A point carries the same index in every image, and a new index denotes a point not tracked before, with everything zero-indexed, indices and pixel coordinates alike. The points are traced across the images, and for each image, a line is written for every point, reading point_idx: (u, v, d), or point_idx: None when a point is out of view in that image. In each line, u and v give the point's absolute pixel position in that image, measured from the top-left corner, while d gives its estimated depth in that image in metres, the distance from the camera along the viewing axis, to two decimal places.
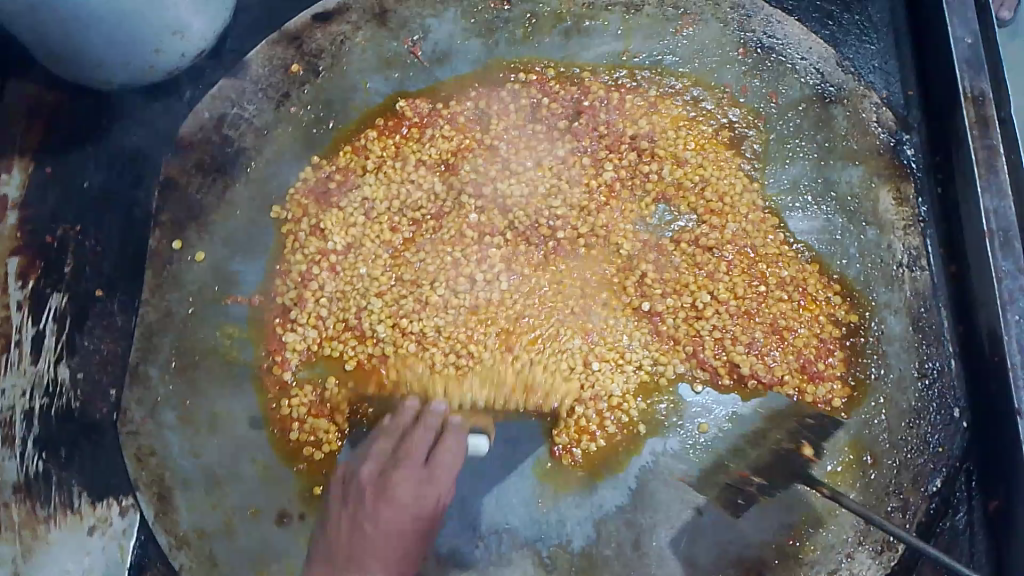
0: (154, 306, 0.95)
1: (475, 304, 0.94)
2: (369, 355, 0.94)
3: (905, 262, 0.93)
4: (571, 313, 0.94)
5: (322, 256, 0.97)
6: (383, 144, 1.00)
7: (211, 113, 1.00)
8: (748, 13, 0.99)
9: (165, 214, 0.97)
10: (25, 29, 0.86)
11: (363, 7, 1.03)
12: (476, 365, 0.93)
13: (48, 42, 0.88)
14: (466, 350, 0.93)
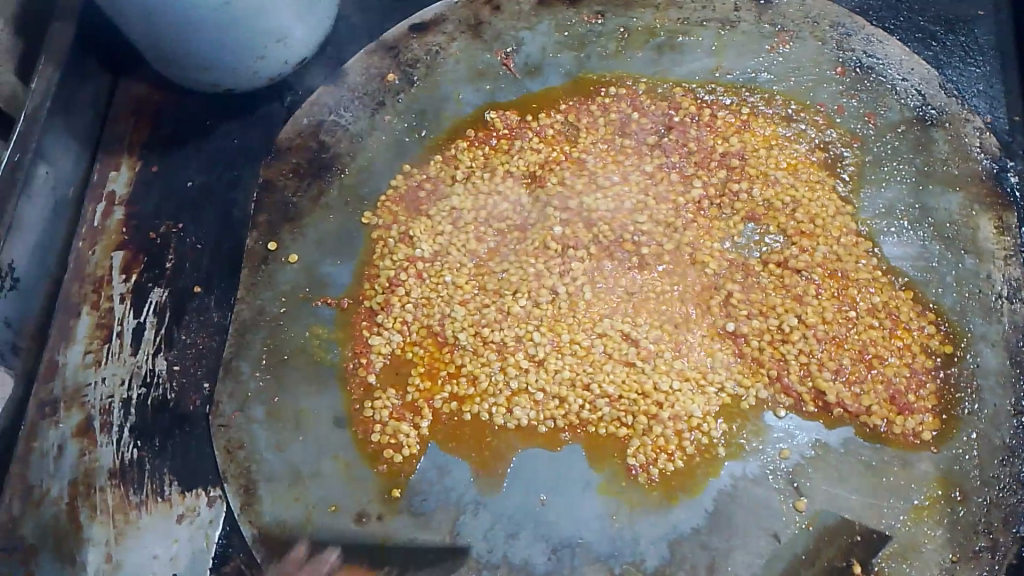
0: (248, 305, 0.96)
1: (555, 316, 0.92)
2: (444, 361, 0.92)
3: (1003, 293, 0.86)
4: (657, 330, 0.90)
5: (410, 262, 0.97)
6: (472, 154, 1.01)
7: (309, 120, 1.03)
8: (848, 32, 0.99)
9: (262, 216, 0.99)
10: (144, 34, 0.95)
11: (459, 19, 1.07)
12: (541, 374, 0.89)
13: (162, 45, 0.96)
14: (529, 356, 0.90)
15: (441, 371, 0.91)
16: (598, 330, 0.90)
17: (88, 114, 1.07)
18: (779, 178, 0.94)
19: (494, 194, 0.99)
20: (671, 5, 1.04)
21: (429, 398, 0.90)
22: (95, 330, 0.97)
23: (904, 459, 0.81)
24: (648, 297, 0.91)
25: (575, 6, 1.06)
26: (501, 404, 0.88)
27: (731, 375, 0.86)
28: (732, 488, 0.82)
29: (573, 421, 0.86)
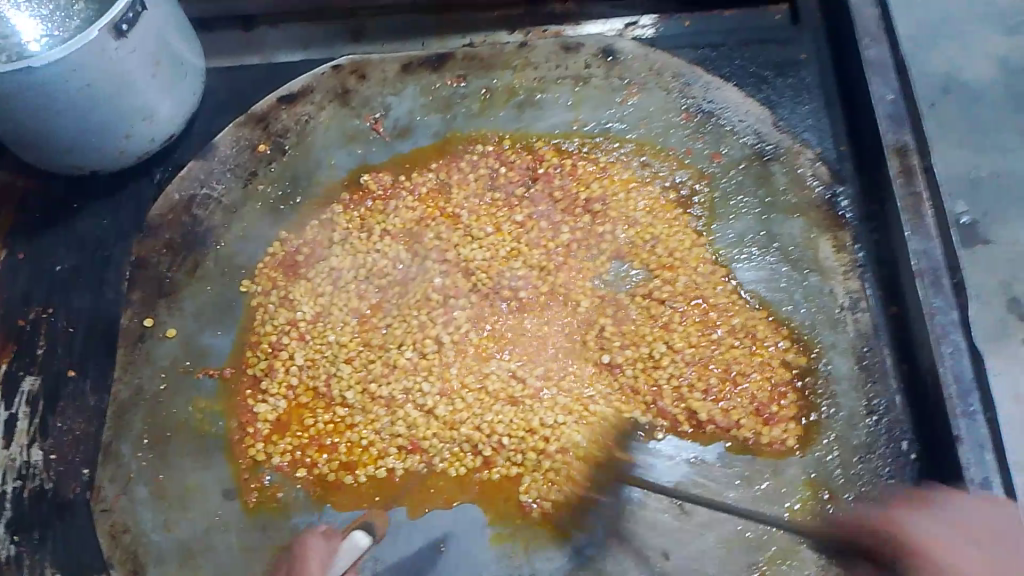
0: (126, 384, 0.94)
1: (439, 367, 0.94)
2: (334, 420, 0.93)
3: (846, 304, 0.93)
4: (539, 368, 0.93)
5: (292, 325, 0.98)
6: (349, 217, 1.04)
7: (181, 194, 1.04)
8: (688, 81, 1.06)
9: (136, 292, 0.99)
10: (8, 125, 0.95)
11: (326, 88, 1.09)
12: (433, 423, 0.91)
13: (27, 133, 0.96)
14: (420, 405, 0.92)
15: (323, 430, 0.92)
16: (483, 374, 0.93)
17: None
18: (639, 219, 1.01)
19: (372, 252, 1.01)
20: (527, 65, 1.08)
21: (320, 458, 0.91)
22: None
23: (772, 466, 0.87)
24: (528, 336, 0.95)
25: (439, 70, 1.09)
26: (390, 460, 0.90)
27: (609, 404, 0.91)
28: (618, 511, 0.86)
29: (469, 466, 0.89)
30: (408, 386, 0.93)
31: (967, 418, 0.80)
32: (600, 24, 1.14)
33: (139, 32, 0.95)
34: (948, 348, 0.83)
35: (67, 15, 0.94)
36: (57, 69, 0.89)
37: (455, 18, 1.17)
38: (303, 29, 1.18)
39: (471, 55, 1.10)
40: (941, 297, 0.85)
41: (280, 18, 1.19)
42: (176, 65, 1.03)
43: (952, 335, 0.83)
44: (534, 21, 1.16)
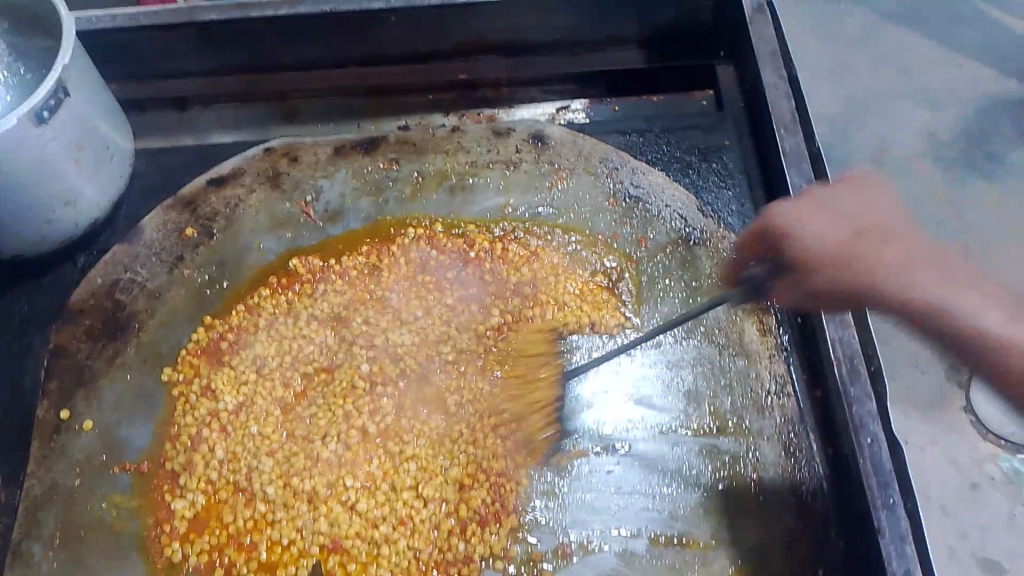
0: (39, 479, 0.91)
1: (363, 459, 0.92)
2: (254, 516, 0.90)
3: (771, 389, 0.94)
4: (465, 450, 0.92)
5: (214, 417, 0.96)
6: (275, 301, 1.03)
7: (103, 279, 1.02)
8: (615, 165, 1.09)
9: (53, 382, 0.97)
10: None
11: (257, 171, 1.10)
12: (357, 517, 0.89)
13: None
14: (341, 499, 0.90)
15: (241, 528, 0.89)
16: (403, 466, 0.91)
17: None
18: (568, 304, 1.01)
19: (298, 337, 1.00)
20: (459, 150, 1.11)
21: (239, 556, 0.88)
22: None
23: (700, 557, 0.86)
24: (455, 425, 0.93)
25: (371, 154, 1.11)
26: (311, 559, 0.87)
27: (535, 491, 0.91)
28: None
29: (394, 564, 0.87)
30: (332, 477, 0.91)
31: (888, 510, 0.78)
32: (531, 109, 1.18)
33: (63, 117, 0.94)
34: (867, 437, 0.82)
35: None
36: None
37: (389, 101, 1.19)
38: (236, 111, 1.19)
39: (403, 139, 1.12)
40: (857, 386, 0.85)
41: (211, 98, 1.19)
42: (101, 150, 1.03)
43: (869, 424, 0.83)
44: (467, 104, 1.18)
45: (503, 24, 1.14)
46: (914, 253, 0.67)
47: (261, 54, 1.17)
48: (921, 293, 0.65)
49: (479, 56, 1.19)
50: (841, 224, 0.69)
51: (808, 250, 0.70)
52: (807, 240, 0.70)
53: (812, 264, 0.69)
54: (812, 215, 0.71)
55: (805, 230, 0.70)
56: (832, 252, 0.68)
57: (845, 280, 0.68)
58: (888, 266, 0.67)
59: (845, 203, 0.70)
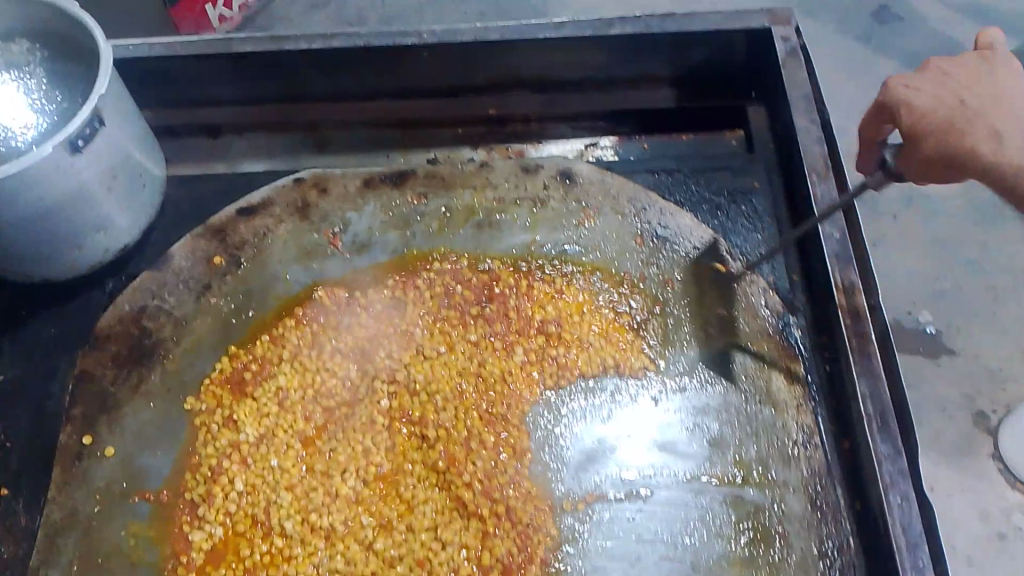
0: (59, 505, 0.92)
1: (381, 497, 0.92)
2: (271, 551, 0.90)
3: (798, 440, 0.92)
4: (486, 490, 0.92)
5: (234, 448, 0.96)
6: (300, 332, 1.03)
7: (131, 304, 1.03)
8: (643, 205, 1.07)
9: (78, 407, 0.97)
10: None
11: (286, 202, 1.10)
12: (374, 556, 0.89)
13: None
14: (358, 538, 0.89)
15: (258, 563, 0.89)
16: (421, 506, 0.91)
17: None
18: (593, 348, 1.00)
19: (321, 371, 1.00)
20: (486, 186, 1.10)
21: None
22: None
23: None
24: (478, 466, 0.93)
25: (400, 187, 1.11)
26: None
27: (557, 536, 0.89)
28: None
29: None
30: (350, 515, 0.91)
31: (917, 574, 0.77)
32: (561, 144, 1.18)
33: (96, 150, 0.96)
34: (897, 496, 0.81)
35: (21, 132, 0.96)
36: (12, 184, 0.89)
37: (419, 133, 1.19)
38: (267, 139, 1.19)
39: (431, 173, 1.12)
40: (888, 443, 0.83)
41: (243, 125, 1.20)
42: (134, 176, 1.04)
43: (899, 483, 0.81)
44: (496, 139, 1.18)
45: (534, 61, 1.15)
46: (1022, 115, 0.78)
47: (294, 85, 1.18)
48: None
49: (510, 92, 1.19)
50: (982, 84, 0.80)
51: (920, 96, 0.81)
52: (936, 112, 0.79)
53: (916, 103, 0.80)
54: (940, 83, 0.81)
55: (926, 85, 0.81)
56: (946, 113, 0.78)
57: (964, 138, 0.77)
58: (989, 124, 0.77)
59: (956, 73, 0.81)
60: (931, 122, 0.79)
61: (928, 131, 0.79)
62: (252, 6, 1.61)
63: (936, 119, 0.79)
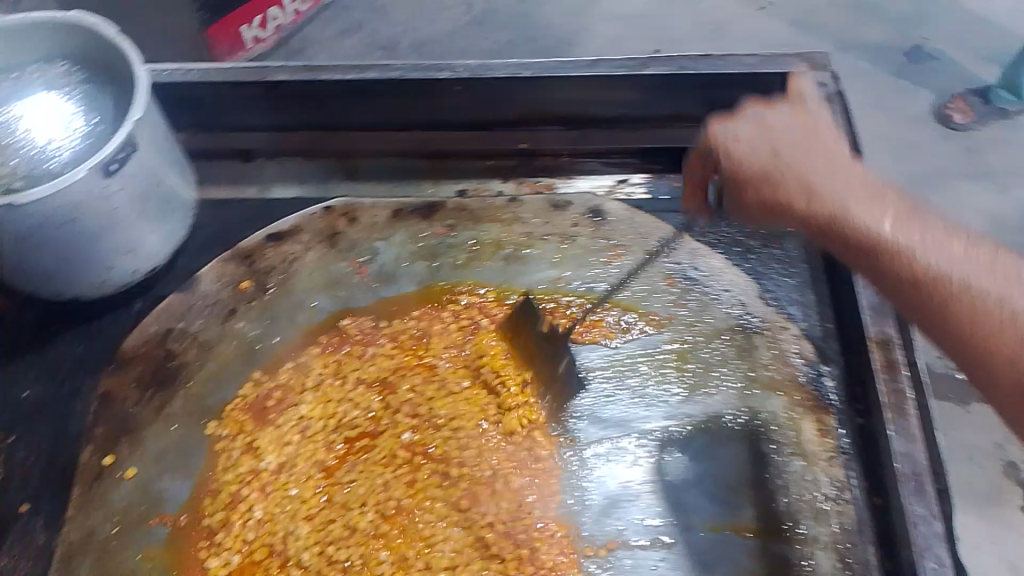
0: (76, 525, 0.90)
1: (399, 532, 0.90)
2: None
3: (830, 494, 0.89)
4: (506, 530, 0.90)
5: (254, 475, 0.95)
6: (324, 361, 1.03)
7: (157, 327, 1.02)
8: (674, 247, 1.08)
9: (99, 428, 0.96)
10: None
11: (315, 229, 1.10)
12: None
13: (24, 264, 0.98)
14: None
15: None
16: (439, 544, 0.89)
17: None
18: (620, 390, 0.98)
19: (344, 401, 1.00)
20: (516, 220, 1.10)
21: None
22: None
23: None
24: (501, 506, 0.92)
25: (429, 219, 1.11)
26: None
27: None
28: None
29: None
30: (369, 549, 0.89)
31: None
32: (590, 179, 1.18)
33: (130, 172, 0.96)
34: (931, 561, 0.78)
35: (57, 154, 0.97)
36: (40, 207, 0.90)
37: (450, 165, 1.19)
38: (299, 165, 1.21)
39: (461, 206, 1.12)
40: (922, 505, 0.81)
41: (276, 151, 1.21)
42: (166, 201, 1.05)
43: (934, 547, 0.79)
44: (524, 172, 1.18)
45: (566, 98, 1.15)
46: (841, 181, 0.82)
47: (328, 114, 1.19)
48: (873, 226, 0.78)
49: (543, 127, 1.19)
50: (812, 162, 0.85)
51: (763, 160, 0.87)
52: (794, 180, 0.84)
53: (772, 170, 0.86)
54: (760, 139, 0.88)
55: (766, 157, 0.87)
56: (799, 180, 0.84)
57: (807, 203, 0.83)
58: (830, 189, 0.82)
59: (774, 126, 0.89)
60: (774, 198, 0.86)
61: (786, 201, 0.85)
62: (288, 30, 1.62)
63: (751, 188, 0.88)
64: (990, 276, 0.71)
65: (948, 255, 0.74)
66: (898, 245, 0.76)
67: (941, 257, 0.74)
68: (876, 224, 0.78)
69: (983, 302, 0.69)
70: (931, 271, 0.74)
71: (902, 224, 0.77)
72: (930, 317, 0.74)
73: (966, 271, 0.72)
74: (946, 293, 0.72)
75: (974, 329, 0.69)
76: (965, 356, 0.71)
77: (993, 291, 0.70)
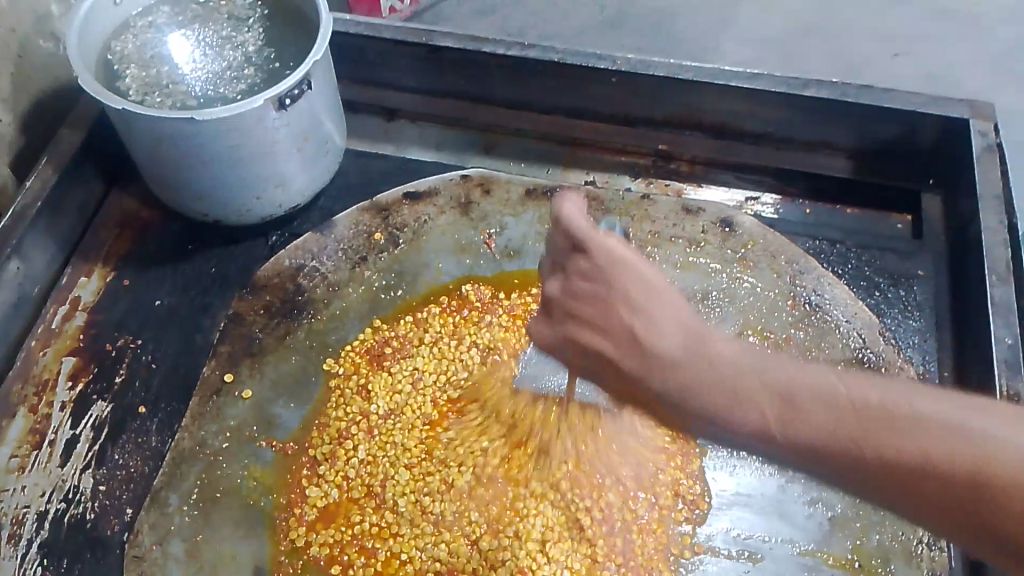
0: (190, 434, 0.97)
1: (491, 498, 0.93)
2: (380, 524, 0.93)
3: (925, 539, 0.89)
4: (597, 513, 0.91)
5: (363, 417, 0.99)
6: (443, 321, 1.06)
7: (291, 261, 1.09)
8: (802, 270, 1.07)
9: (224, 347, 1.02)
10: (164, 161, 1.02)
11: (450, 195, 1.15)
12: (475, 553, 0.90)
13: (183, 179, 1.04)
14: (463, 535, 0.91)
15: (367, 532, 0.92)
16: (530, 518, 0.91)
17: (72, 219, 1.11)
18: None
19: (456, 361, 1.03)
20: (645, 218, 1.12)
21: (360, 558, 0.91)
22: (26, 434, 0.98)
23: None
24: (601, 497, 0.92)
25: None
26: None
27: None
28: None
29: None
30: (463, 508, 0.92)
31: None
32: (720, 191, 1.18)
33: (298, 108, 1.01)
34: None
35: (237, 77, 1.04)
36: (216, 125, 0.95)
37: (586, 154, 1.22)
38: (440, 131, 1.24)
39: (593, 196, 1.15)
40: None
41: (420, 114, 1.25)
42: (320, 143, 1.09)
43: None
44: (662, 172, 1.20)
45: (715, 106, 1.15)
46: (728, 358, 0.62)
47: (480, 86, 1.22)
48: (777, 419, 0.59)
49: (686, 133, 1.20)
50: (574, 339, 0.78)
51: (623, 343, 0.65)
52: (683, 372, 0.62)
53: (656, 372, 0.63)
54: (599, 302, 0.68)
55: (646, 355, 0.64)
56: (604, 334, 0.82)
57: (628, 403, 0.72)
58: (709, 379, 0.61)
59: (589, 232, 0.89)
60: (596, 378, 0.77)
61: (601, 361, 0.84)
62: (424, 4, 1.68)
63: (629, 360, 0.65)
64: (930, 438, 0.55)
65: (882, 410, 0.57)
66: (853, 437, 0.57)
67: (863, 431, 0.57)
68: (778, 420, 0.59)
69: (973, 458, 0.53)
70: (863, 449, 0.56)
71: (827, 397, 0.58)
72: (920, 503, 0.55)
73: (943, 428, 0.55)
74: (933, 461, 0.54)
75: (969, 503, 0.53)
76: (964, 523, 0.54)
77: (934, 449, 0.54)
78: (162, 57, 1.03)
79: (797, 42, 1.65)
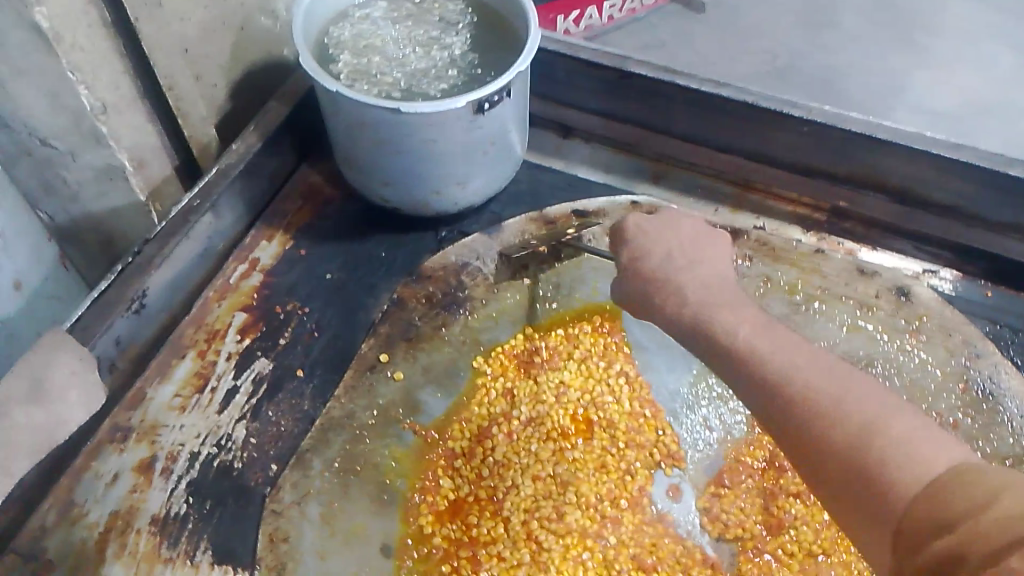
0: (340, 404, 0.99)
1: (607, 529, 0.94)
2: (494, 531, 0.94)
3: None
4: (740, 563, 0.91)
5: (505, 419, 1.02)
6: (594, 340, 1.07)
7: (456, 258, 1.11)
8: (979, 352, 1.03)
9: (383, 328, 1.05)
10: (359, 143, 1.07)
11: (617, 220, 1.14)
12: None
13: (372, 164, 1.09)
14: (577, 558, 0.92)
15: (482, 538, 0.94)
16: (645, 557, 0.91)
17: (263, 185, 1.18)
18: None
19: (602, 383, 1.04)
20: (816, 272, 1.10)
21: (467, 565, 0.92)
22: (192, 376, 1.04)
23: None
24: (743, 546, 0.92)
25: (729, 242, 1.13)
26: None
27: None
28: None
29: None
30: (586, 529, 0.94)
31: None
32: (895, 258, 1.16)
33: (492, 115, 1.04)
34: None
35: (439, 76, 1.08)
36: (418, 118, 0.99)
37: (756, 199, 1.22)
38: (611, 154, 1.28)
39: (763, 241, 1.13)
40: None
41: (594, 137, 1.29)
42: (502, 152, 1.12)
43: None
44: (829, 229, 1.19)
45: (904, 173, 1.10)
46: (824, 365, 0.65)
47: (663, 117, 1.22)
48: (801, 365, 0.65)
49: (869, 193, 1.16)
50: (738, 331, 0.71)
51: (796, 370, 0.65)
52: (814, 372, 0.64)
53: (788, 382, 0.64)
54: (665, 260, 0.83)
55: (744, 339, 0.70)
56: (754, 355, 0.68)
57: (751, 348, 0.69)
58: (779, 351, 0.67)
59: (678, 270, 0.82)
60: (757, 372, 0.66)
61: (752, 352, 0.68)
62: (596, 31, 1.71)
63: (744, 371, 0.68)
64: (873, 424, 0.59)
65: (875, 400, 0.61)
66: (840, 403, 0.61)
67: (850, 396, 0.61)
68: (798, 371, 0.64)
69: (905, 460, 0.56)
70: (851, 408, 0.60)
71: (869, 403, 0.60)
72: (861, 504, 0.57)
73: (890, 433, 0.58)
74: (873, 466, 0.57)
75: (870, 482, 0.57)
76: (838, 497, 0.59)
77: (917, 456, 0.56)
78: (373, 47, 1.09)
79: (973, 119, 1.57)
